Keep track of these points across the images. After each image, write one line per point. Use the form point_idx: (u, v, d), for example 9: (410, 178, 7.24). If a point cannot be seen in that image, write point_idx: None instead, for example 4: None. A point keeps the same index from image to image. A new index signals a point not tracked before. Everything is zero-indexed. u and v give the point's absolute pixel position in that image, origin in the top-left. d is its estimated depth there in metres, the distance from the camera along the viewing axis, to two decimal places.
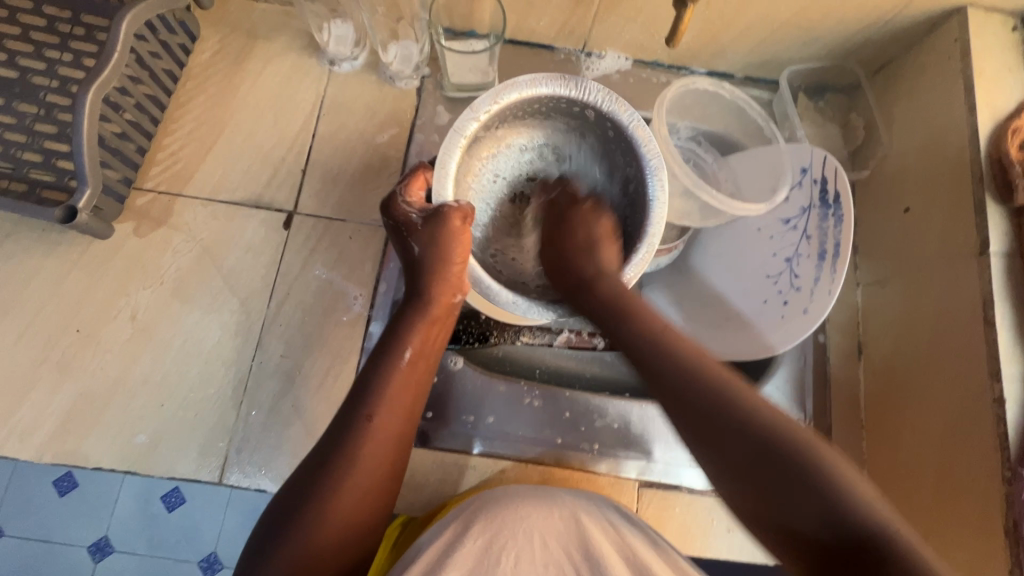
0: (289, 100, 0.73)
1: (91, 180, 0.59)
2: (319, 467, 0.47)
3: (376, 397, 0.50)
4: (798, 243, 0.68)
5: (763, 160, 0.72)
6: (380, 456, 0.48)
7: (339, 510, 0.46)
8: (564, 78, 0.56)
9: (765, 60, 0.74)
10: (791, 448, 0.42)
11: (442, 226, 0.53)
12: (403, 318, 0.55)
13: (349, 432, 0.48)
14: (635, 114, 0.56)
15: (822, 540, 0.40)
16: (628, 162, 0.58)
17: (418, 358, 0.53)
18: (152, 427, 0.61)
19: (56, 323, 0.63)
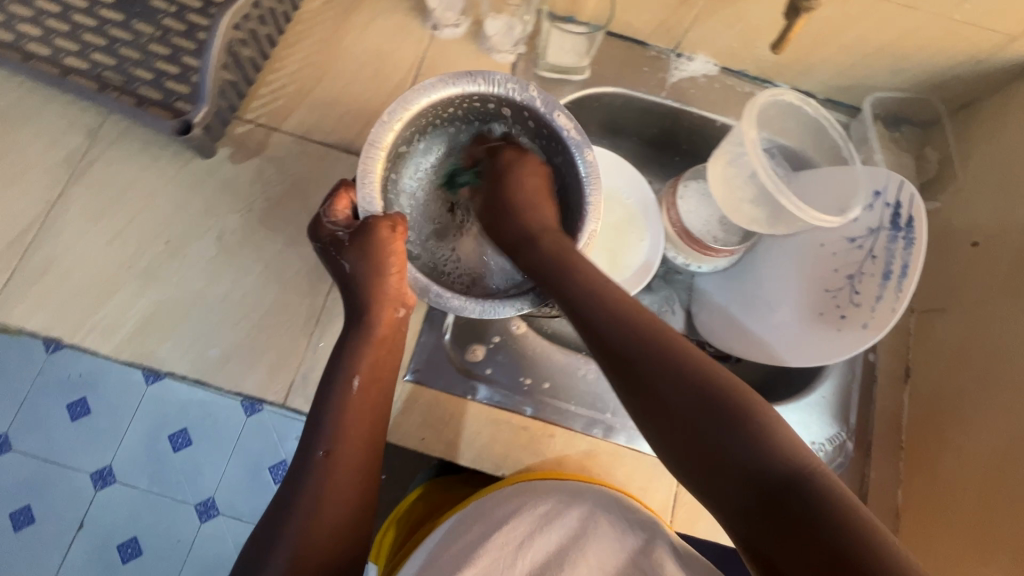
0: (390, 57, 0.76)
1: (210, 99, 0.62)
2: (291, 500, 0.50)
3: (337, 425, 0.53)
4: (863, 261, 0.70)
5: (835, 179, 0.74)
6: (347, 480, 0.52)
7: (321, 532, 0.49)
8: (469, 74, 0.59)
9: (851, 83, 0.77)
10: (720, 397, 0.45)
11: (373, 242, 0.56)
12: (350, 339, 0.57)
13: (309, 465, 0.52)
14: (545, 96, 0.60)
15: (753, 492, 0.42)
16: (555, 146, 0.63)
17: (374, 378, 0.56)
18: (225, 343, 0.63)
19: (148, 231, 0.65)
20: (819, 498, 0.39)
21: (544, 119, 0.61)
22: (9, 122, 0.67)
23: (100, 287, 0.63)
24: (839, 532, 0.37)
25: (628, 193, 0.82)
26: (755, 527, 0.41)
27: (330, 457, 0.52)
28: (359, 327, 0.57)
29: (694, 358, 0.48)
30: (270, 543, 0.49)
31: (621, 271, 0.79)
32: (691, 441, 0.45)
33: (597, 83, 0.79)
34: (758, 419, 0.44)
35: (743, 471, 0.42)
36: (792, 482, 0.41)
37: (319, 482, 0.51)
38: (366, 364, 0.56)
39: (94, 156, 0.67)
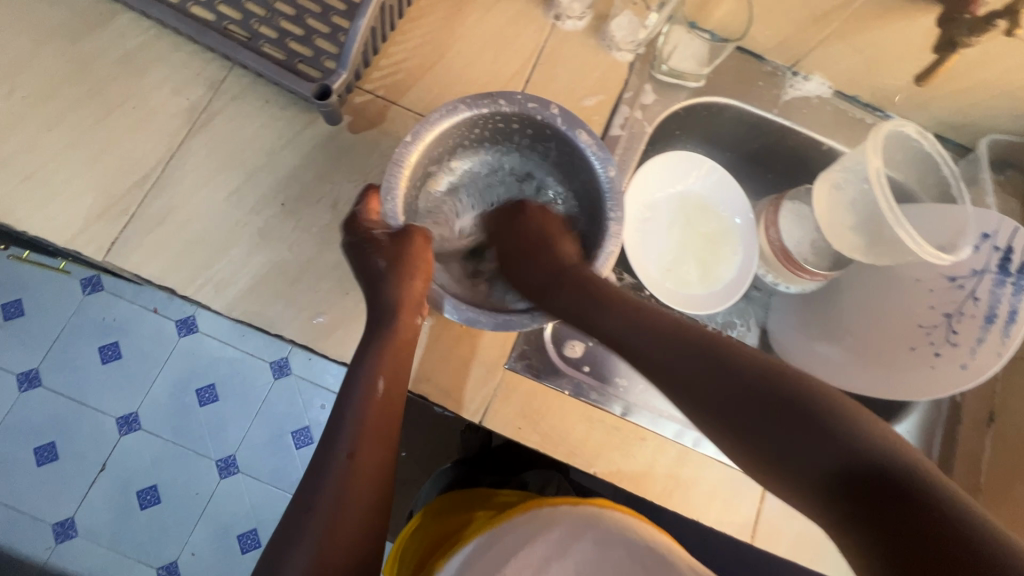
0: (511, 42, 0.75)
1: (350, 66, 0.63)
2: (311, 503, 0.50)
3: (354, 433, 0.52)
4: (963, 302, 0.69)
5: (942, 217, 0.73)
6: (367, 484, 0.51)
7: (343, 540, 0.49)
8: (489, 97, 0.59)
9: (968, 122, 0.76)
10: (777, 390, 0.43)
11: (410, 247, 0.59)
12: (369, 342, 0.57)
13: (330, 472, 0.51)
14: (563, 112, 0.60)
15: (832, 479, 0.39)
16: (578, 162, 0.63)
17: (393, 387, 0.55)
18: (334, 312, 0.64)
19: (265, 191, 0.66)
20: (901, 474, 0.36)
21: (565, 137, 0.61)
22: (136, 66, 0.67)
23: (215, 241, 0.64)
24: (937, 513, 0.34)
25: (726, 207, 0.81)
26: (848, 523, 0.38)
27: (354, 464, 0.51)
28: (376, 326, 0.57)
29: (741, 356, 0.46)
30: (288, 547, 0.48)
31: (710, 285, 0.79)
32: (756, 446, 0.43)
33: (711, 91, 0.78)
34: (821, 403, 0.42)
35: (818, 466, 0.40)
36: (866, 461, 0.38)
37: (339, 491, 0.50)
38: (393, 357, 0.56)
39: (216, 109, 0.67)
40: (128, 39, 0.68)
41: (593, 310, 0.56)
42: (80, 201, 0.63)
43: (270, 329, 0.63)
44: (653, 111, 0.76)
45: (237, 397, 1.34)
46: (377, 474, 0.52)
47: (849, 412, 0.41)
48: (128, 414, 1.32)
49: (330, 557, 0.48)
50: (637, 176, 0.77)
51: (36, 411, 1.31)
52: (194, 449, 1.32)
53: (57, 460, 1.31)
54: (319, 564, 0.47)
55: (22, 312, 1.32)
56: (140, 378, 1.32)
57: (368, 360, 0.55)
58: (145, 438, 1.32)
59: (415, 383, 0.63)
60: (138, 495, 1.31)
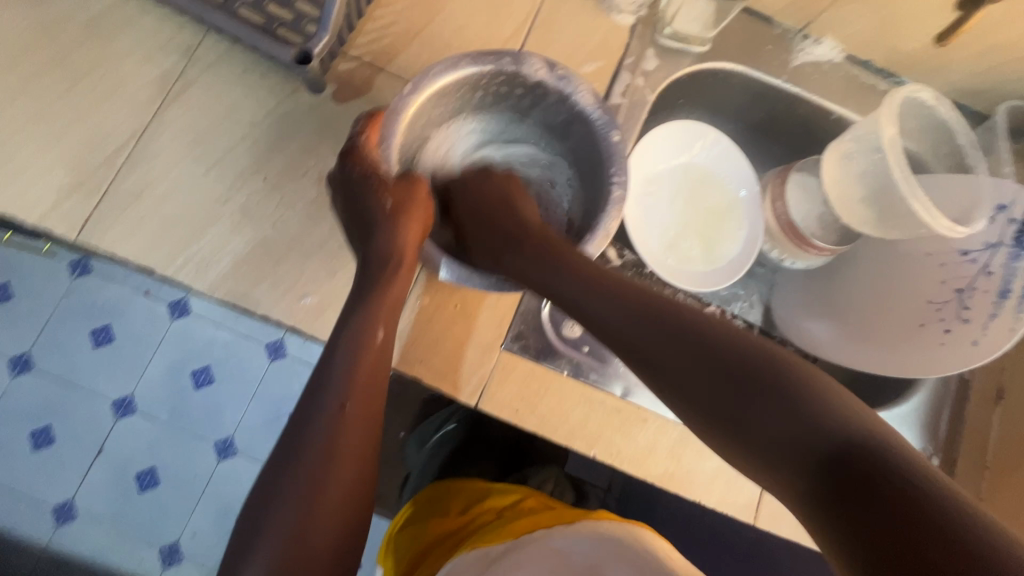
0: (505, 4, 0.71)
1: (331, 28, 0.58)
2: (291, 466, 0.47)
3: (340, 386, 0.49)
4: (976, 276, 0.66)
5: (956, 187, 0.70)
6: (349, 442, 0.48)
7: (332, 497, 0.47)
8: (495, 53, 0.55)
9: (985, 87, 0.73)
10: (755, 370, 0.41)
11: (411, 194, 0.59)
12: (360, 292, 0.54)
13: (313, 428, 0.48)
14: (573, 78, 0.57)
15: (805, 456, 0.37)
16: (583, 131, 0.60)
17: (382, 339, 0.52)
18: (323, 292, 0.61)
19: (247, 166, 0.62)
20: (888, 465, 0.34)
21: (566, 98, 0.58)
22: (103, 31, 0.62)
23: (195, 218, 0.60)
24: (910, 487, 0.32)
25: (731, 179, 0.77)
26: (824, 502, 0.35)
27: (339, 416, 0.49)
28: (370, 267, 0.55)
29: (722, 334, 0.44)
30: (273, 502, 0.47)
31: (714, 263, 0.76)
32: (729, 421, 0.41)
33: (716, 57, 0.74)
34: (805, 388, 0.39)
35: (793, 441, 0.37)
36: (848, 444, 0.35)
37: (327, 446, 0.48)
38: (392, 297, 0.54)
39: (191, 78, 0.63)
40: None
41: (562, 274, 0.52)
42: (50, 176, 0.59)
43: (256, 311, 0.60)
44: (656, 78, 0.72)
45: (231, 379, 1.32)
46: (363, 429, 0.50)
47: (831, 396, 0.38)
48: (122, 397, 1.30)
49: (316, 515, 0.46)
50: (638, 146, 0.73)
51: (29, 395, 1.29)
52: (190, 432, 1.31)
53: (53, 444, 1.29)
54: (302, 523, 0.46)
55: (7, 295, 1.28)
56: (133, 362, 1.30)
57: (366, 300, 0.53)
58: (140, 421, 1.30)
59: (408, 365, 0.61)
60: (136, 477, 1.30)
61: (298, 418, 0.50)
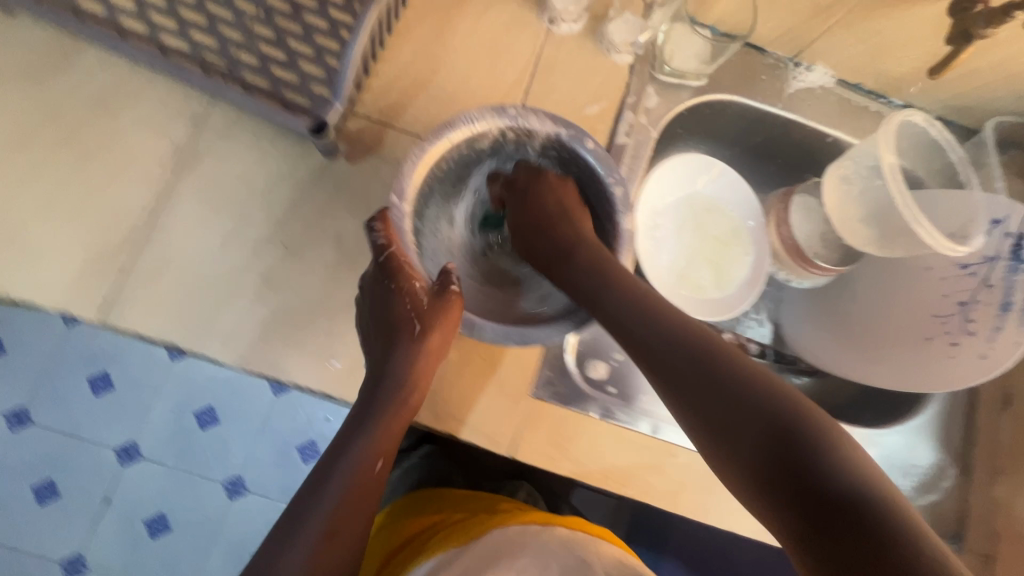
0: (506, 51, 0.72)
1: (343, 96, 0.61)
2: (312, 506, 0.51)
3: (354, 464, 0.53)
4: (976, 289, 0.68)
5: (951, 204, 0.72)
6: (370, 483, 0.53)
7: (338, 552, 0.50)
8: (495, 108, 0.56)
9: (972, 104, 0.75)
10: (738, 378, 0.45)
11: (452, 304, 0.56)
12: (380, 400, 0.56)
13: (326, 484, 0.52)
14: (577, 131, 0.57)
15: (773, 459, 0.40)
16: (589, 181, 0.61)
17: (395, 427, 0.55)
18: (350, 354, 0.62)
19: (265, 233, 0.62)
20: (892, 529, 0.34)
21: (574, 151, 0.58)
22: (110, 106, 0.62)
23: (216, 289, 0.60)
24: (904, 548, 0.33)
25: (735, 206, 0.79)
26: (779, 494, 0.39)
27: (355, 483, 0.52)
28: (387, 378, 0.56)
29: (752, 374, 0.45)
30: (281, 541, 0.49)
31: (726, 289, 0.78)
32: (735, 445, 0.43)
33: (713, 89, 0.76)
34: (827, 442, 0.40)
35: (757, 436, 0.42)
36: (858, 503, 0.36)
37: (333, 508, 0.50)
38: (408, 397, 0.56)
39: (202, 149, 0.63)
40: (97, 74, 0.63)
41: (601, 292, 0.53)
42: (68, 258, 0.59)
43: (285, 378, 0.61)
44: (657, 114, 0.74)
45: (233, 418, 1.29)
46: (366, 499, 0.52)
47: (848, 452, 0.39)
48: (124, 445, 1.27)
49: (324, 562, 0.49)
50: (647, 179, 0.75)
51: (29, 452, 1.26)
52: (198, 474, 1.29)
53: (59, 496, 1.27)
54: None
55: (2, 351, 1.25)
56: (134, 407, 1.27)
57: (380, 397, 0.56)
58: (145, 466, 1.27)
59: (440, 421, 0.61)
60: (145, 523, 1.28)
61: (315, 475, 0.53)
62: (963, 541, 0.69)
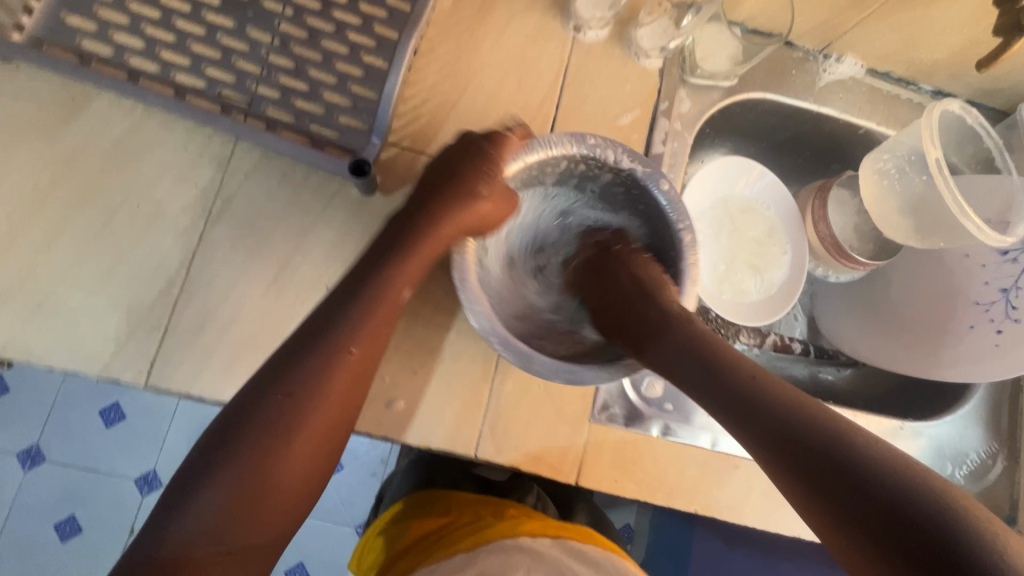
0: (533, 64, 0.69)
1: (380, 133, 0.61)
2: (251, 422, 0.43)
3: (322, 366, 0.45)
4: (1019, 276, 0.66)
5: (988, 190, 0.72)
6: (334, 418, 0.46)
7: (269, 502, 0.42)
8: (571, 135, 0.55)
9: (1002, 88, 0.75)
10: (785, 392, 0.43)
11: (497, 208, 0.54)
12: (394, 252, 0.51)
13: (263, 407, 0.43)
14: (646, 166, 0.56)
15: (835, 484, 0.37)
16: (653, 214, 0.59)
17: (372, 344, 0.47)
18: (407, 395, 0.60)
19: (306, 276, 0.60)
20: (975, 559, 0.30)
21: (642, 184, 0.57)
22: (131, 156, 0.59)
23: (262, 340, 0.58)
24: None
25: (769, 205, 0.79)
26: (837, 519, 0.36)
27: (296, 407, 0.43)
28: (416, 232, 0.52)
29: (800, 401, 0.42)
30: (220, 457, 0.42)
31: (768, 289, 0.77)
32: (794, 469, 0.39)
33: (745, 88, 0.74)
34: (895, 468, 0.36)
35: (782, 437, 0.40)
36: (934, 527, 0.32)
37: (283, 438, 0.43)
38: (401, 289, 0.50)
39: (231, 193, 0.60)
40: (114, 126, 0.60)
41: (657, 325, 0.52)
42: (107, 321, 0.56)
43: None
44: (691, 119, 0.72)
45: None
46: (333, 437, 0.46)
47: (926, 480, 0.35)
48: (145, 473, 1.14)
49: (257, 488, 0.42)
50: (697, 179, 0.76)
51: (41, 491, 1.12)
52: None
53: (79, 535, 1.13)
54: (255, 464, 0.42)
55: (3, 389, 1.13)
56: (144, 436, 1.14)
57: (386, 266, 0.50)
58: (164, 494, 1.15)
59: (504, 454, 0.61)
60: None
61: (277, 368, 0.45)
62: (1018, 523, 0.70)
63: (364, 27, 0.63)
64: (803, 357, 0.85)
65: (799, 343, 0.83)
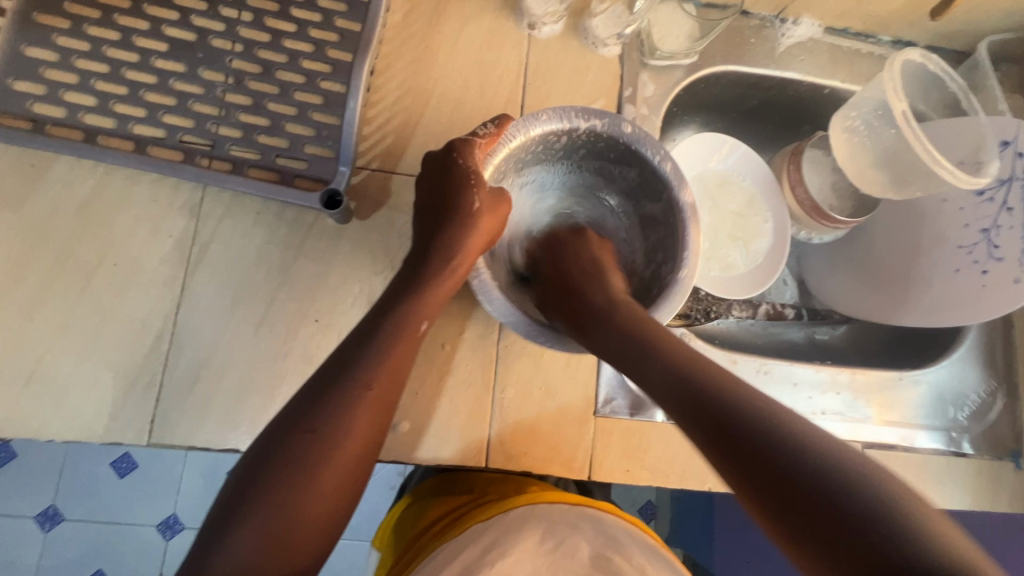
0: (492, 67, 0.69)
1: (348, 160, 0.61)
2: (273, 458, 0.40)
3: (344, 404, 0.42)
4: (997, 214, 0.68)
5: (957, 132, 0.72)
6: (361, 449, 0.43)
7: (294, 543, 0.39)
8: (532, 115, 0.55)
9: (959, 30, 0.75)
10: (741, 407, 0.38)
11: (497, 216, 0.54)
12: (410, 283, 0.51)
13: (285, 449, 0.41)
14: (614, 118, 0.56)
15: (765, 469, 0.34)
16: (635, 164, 0.59)
17: (391, 379, 0.45)
18: (411, 416, 0.60)
19: (294, 312, 0.60)
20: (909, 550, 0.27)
21: (615, 138, 0.57)
22: (100, 216, 0.59)
23: (260, 381, 0.58)
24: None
25: (744, 175, 0.79)
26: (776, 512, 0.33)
27: (319, 444, 0.41)
28: (431, 260, 0.52)
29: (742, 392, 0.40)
30: (249, 498, 0.39)
31: (754, 258, 0.77)
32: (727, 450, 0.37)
33: (706, 63, 0.74)
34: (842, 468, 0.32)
35: (731, 439, 0.37)
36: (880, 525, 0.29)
37: (309, 468, 0.40)
38: (427, 315, 0.50)
39: (206, 238, 0.60)
40: (79, 186, 0.59)
41: (607, 311, 0.52)
42: (100, 385, 0.56)
43: None
44: (656, 102, 0.72)
45: None
46: (356, 475, 0.43)
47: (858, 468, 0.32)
48: (166, 518, 1.13)
49: (284, 530, 0.39)
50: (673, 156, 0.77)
51: (66, 549, 1.12)
52: None
53: None
54: (278, 505, 0.39)
55: (12, 455, 1.11)
56: (158, 482, 1.13)
57: (406, 298, 0.50)
58: (186, 536, 1.14)
59: (515, 460, 0.61)
60: None
61: (296, 409, 0.43)
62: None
63: (317, 54, 0.63)
64: (796, 322, 0.86)
65: (790, 309, 0.86)
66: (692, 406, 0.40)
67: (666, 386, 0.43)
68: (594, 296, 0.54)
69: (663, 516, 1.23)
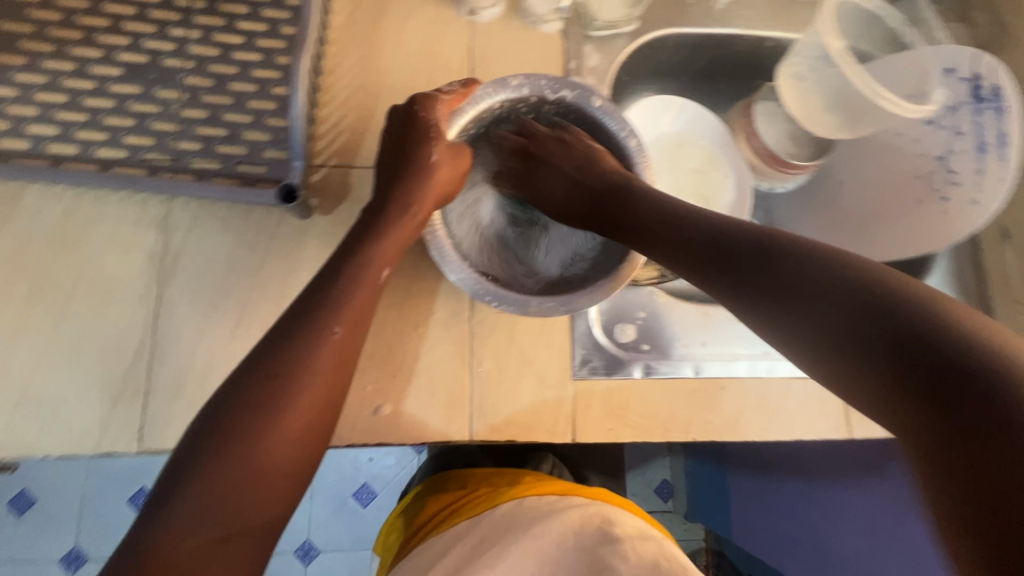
0: (438, 55, 0.70)
1: (303, 156, 0.62)
2: (239, 405, 0.41)
3: (308, 351, 0.44)
4: (949, 140, 0.68)
5: (901, 66, 0.73)
6: (327, 396, 0.44)
7: (262, 485, 0.40)
8: (499, 80, 0.57)
9: None
10: (917, 315, 0.34)
11: (455, 167, 0.56)
12: (366, 232, 0.52)
13: (249, 394, 0.42)
14: (579, 88, 0.58)
15: (881, 340, 0.35)
16: (599, 137, 0.61)
17: (353, 328, 0.46)
18: (393, 398, 0.61)
19: (268, 310, 0.62)
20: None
21: (581, 110, 0.59)
22: (73, 239, 0.61)
23: None
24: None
25: (702, 134, 0.81)
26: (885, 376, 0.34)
27: (284, 389, 0.42)
28: (387, 211, 0.53)
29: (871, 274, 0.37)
30: (216, 444, 0.40)
31: (715, 214, 0.78)
32: (846, 323, 0.37)
33: (647, 28, 0.76)
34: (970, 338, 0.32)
35: (850, 314, 0.36)
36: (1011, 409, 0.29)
37: (276, 411, 0.42)
38: (387, 263, 0.51)
39: (178, 248, 0.62)
40: (51, 214, 0.61)
41: (649, 212, 0.52)
42: (89, 400, 0.58)
43: (338, 443, 0.60)
44: (602, 71, 0.74)
45: None
46: (323, 419, 0.44)
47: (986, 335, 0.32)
48: None
49: (247, 473, 0.40)
50: (635, 108, 0.79)
51: None
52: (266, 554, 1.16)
53: None
54: (241, 446, 0.40)
55: (32, 501, 1.13)
56: None
57: (363, 247, 0.50)
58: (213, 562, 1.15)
59: (499, 431, 0.62)
60: None
61: (260, 358, 0.44)
62: None
63: (265, 61, 0.65)
64: None
65: None
66: (802, 284, 0.40)
67: (762, 267, 0.43)
68: (638, 205, 0.53)
69: (679, 494, 1.21)
